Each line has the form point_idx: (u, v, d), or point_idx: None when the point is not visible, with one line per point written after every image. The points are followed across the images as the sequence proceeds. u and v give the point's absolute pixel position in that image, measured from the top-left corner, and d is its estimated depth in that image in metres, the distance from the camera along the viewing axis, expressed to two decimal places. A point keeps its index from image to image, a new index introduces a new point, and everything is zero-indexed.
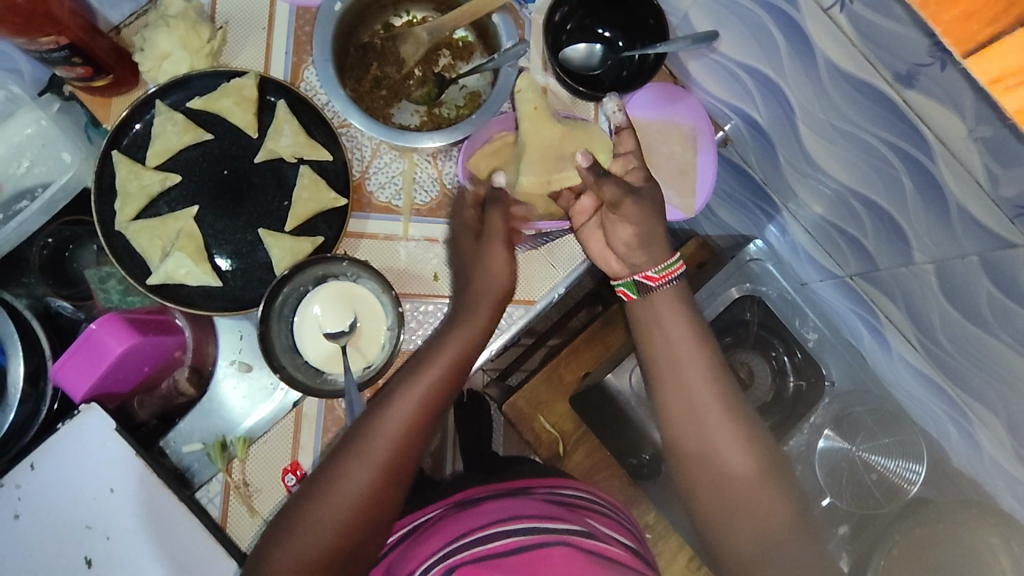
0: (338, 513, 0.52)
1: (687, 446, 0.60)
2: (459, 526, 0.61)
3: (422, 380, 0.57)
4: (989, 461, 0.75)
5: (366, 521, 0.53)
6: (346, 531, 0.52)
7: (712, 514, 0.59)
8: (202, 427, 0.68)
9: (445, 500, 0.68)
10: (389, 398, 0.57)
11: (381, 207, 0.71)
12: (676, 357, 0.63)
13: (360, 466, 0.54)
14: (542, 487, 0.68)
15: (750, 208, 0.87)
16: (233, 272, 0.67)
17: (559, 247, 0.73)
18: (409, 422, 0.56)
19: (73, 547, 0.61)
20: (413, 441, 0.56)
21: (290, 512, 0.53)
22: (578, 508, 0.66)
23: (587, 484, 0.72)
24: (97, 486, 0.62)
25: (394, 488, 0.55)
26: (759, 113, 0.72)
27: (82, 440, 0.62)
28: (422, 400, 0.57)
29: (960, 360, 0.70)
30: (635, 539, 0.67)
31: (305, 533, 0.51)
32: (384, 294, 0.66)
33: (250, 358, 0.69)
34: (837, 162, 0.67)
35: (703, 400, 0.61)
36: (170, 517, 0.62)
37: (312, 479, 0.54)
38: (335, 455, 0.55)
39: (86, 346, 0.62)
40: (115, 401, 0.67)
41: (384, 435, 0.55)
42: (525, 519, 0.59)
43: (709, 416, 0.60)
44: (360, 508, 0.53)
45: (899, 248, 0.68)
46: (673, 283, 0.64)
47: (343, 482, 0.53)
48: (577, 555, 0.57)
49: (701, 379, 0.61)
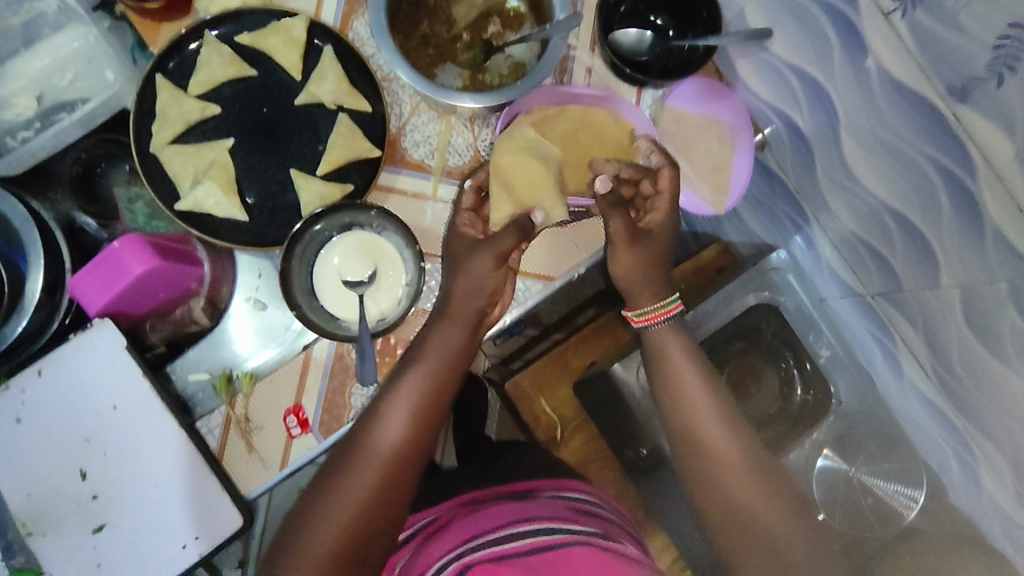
0: (358, 499, 0.58)
1: (699, 471, 0.63)
2: (472, 527, 0.63)
3: (424, 368, 0.62)
4: (988, 500, 0.75)
5: (379, 507, 0.59)
6: (363, 516, 0.58)
7: (728, 539, 0.61)
8: (210, 357, 0.68)
9: (448, 503, 0.73)
10: (390, 395, 0.61)
11: (414, 165, 0.71)
12: (680, 387, 0.66)
13: (374, 454, 0.59)
14: (547, 488, 0.71)
15: (779, 217, 0.88)
16: (260, 209, 0.67)
17: (584, 227, 0.72)
18: (419, 412, 0.61)
19: (71, 458, 0.62)
20: (423, 432, 0.61)
21: (314, 495, 0.59)
22: (587, 511, 0.69)
23: (588, 484, 0.75)
24: (101, 402, 0.62)
25: (406, 474, 0.60)
26: (802, 119, 0.72)
27: (93, 353, 0.63)
28: (425, 389, 0.61)
29: (972, 389, 0.69)
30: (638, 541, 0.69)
31: (328, 519, 0.57)
32: (406, 248, 0.66)
33: (267, 297, 0.69)
34: (875, 177, 0.66)
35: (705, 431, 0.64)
36: (170, 442, 0.62)
37: (330, 466, 0.60)
38: (348, 444, 0.60)
39: (106, 262, 0.61)
40: (128, 321, 0.67)
41: (396, 428, 0.60)
42: (538, 520, 0.62)
43: (715, 443, 0.63)
44: (368, 502, 0.58)
45: (927, 270, 0.67)
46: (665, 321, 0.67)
47: (357, 472, 0.58)
48: (602, 554, 0.60)
49: (706, 402, 0.65)
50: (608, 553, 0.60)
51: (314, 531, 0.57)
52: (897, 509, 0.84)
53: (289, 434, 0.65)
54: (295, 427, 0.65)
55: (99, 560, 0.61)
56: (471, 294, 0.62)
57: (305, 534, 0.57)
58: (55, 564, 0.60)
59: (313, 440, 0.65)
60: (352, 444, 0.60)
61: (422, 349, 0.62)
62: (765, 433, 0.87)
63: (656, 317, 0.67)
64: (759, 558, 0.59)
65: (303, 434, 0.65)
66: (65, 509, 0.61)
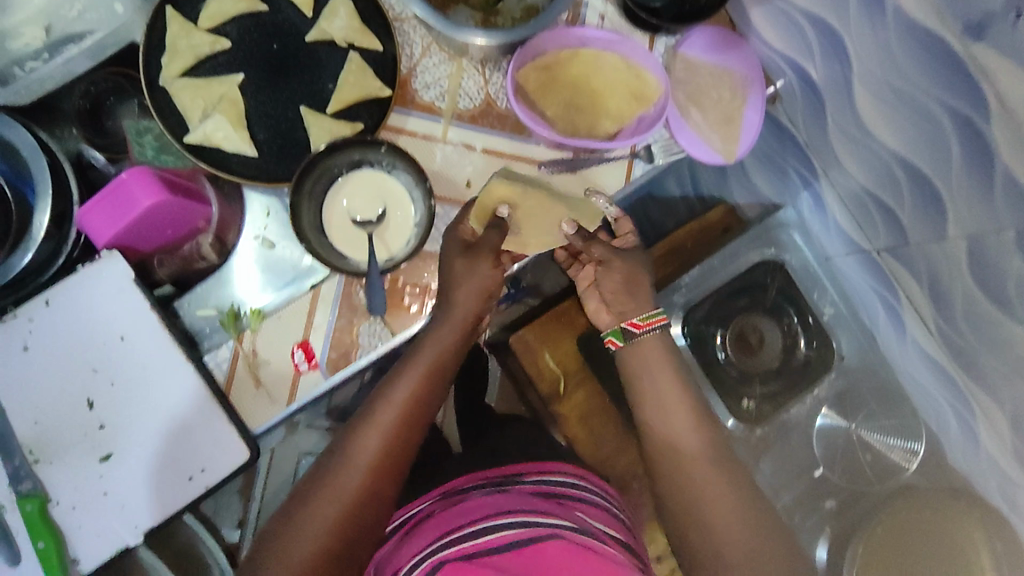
0: (331, 515, 0.60)
1: (671, 470, 0.66)
2: (448, 523, 0.64)
3: (413, 374, 0.64)
4: (985, 457, 0.76)
5: (366, 505, 0.62)
6: (349, 514, 0.61)
7: (697, 537, 0.63)
8: (217, 294, 0.68)
9: (435, 493, 0.71)
10: (379, 401, 0.64)
11: (424, 107, 0.70)
12: (656, 397, 0.69)
13: (351, 472, 0.62)
14: (530, 475, 0.71)
15: (788, 172, 0.88)
16: (269, 146, 0.67)
17: (593, 175, 0.72)
18: (396, 433, 0.63)
19: (78, 387, 0.62)
20: (399, 453, 0.64)
21: (302, 496, 0.62)
22: (570, 502, 0.68)
23: (581, 469, 0.74)
24: (108, 332, 0.63)
25: (381, 494, 0.62)
26: (815, 70, 0.71)
27: (100, 284, 0.63)
28: (414, 395, 0.64)
29: (975, 344, 0.70)
30: (629, 536, 0.68)
31: (303, 533, 0.60)
32: (415, 188, 0.66)
33: (275, 236, 0.69)
34: (887, 127, 0.66)
35: (675, 431, 0.67)
36: (178, 373, 0.63)
37: (310, 484, 0.63)
38: (329, 463, 0.63)
39: (115, 193, 0.61)
40: (135, 256, 0.67)
41: (372, 447, 0.63)
42: (514, 514, 0.61)
43: (685, 447, 0.66)
44: (355, 499, 0.61)
45: (935, 222, 0.67)
46: (656, 330, 0.70)
47: (346, 470, 0.62)
48: (590, 553, 0.59)
49: (678, 406, 0.68)
50: (586, 550, 0.59)
51: (286, 545, 0.59)
52: (897, 463, 0.86)
53: (297, 370, 0.66)
54: (302, 363, 0.66)
55: (105, 489, 0.61)
56: (468, 297, 0.64)
57: (278, 549, 0.59)
58: (63, 490, 0.61)
59: (320, 376, 0.66)
60: (331, 462, 0.63)
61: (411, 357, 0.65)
62: (766, 387, 0.88)
63: (647, 325, 0.70)
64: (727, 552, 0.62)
65: (311, 370, 0.66)
66: (72, 437, 0.61)
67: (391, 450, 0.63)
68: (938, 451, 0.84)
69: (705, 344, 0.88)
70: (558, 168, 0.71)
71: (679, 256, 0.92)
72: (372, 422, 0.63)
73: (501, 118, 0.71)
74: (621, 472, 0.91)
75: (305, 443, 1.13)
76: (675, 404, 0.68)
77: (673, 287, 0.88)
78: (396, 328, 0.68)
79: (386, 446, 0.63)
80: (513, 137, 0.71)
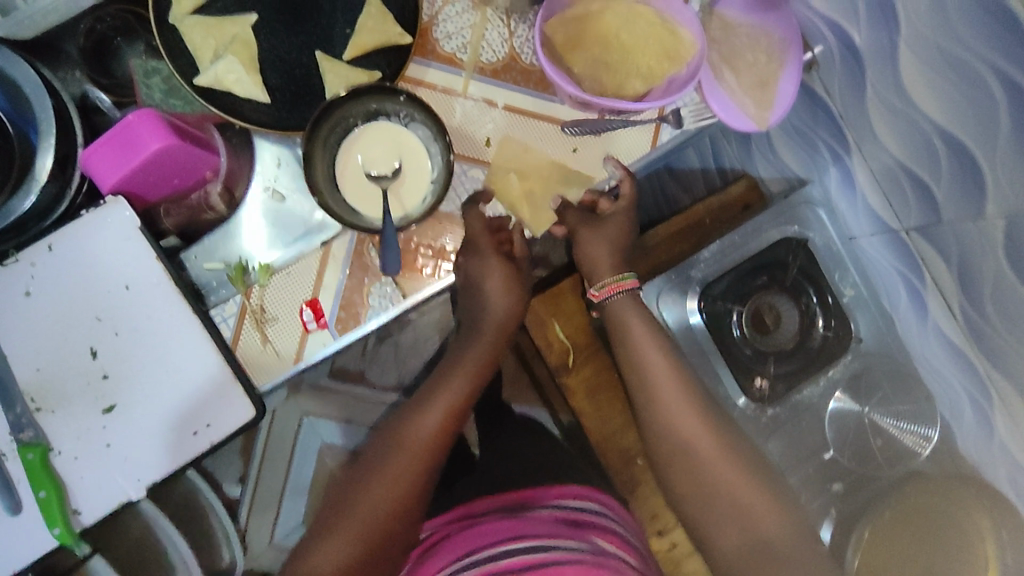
0: (381, 509, 0.64)
1: (671, 451, 0.72)
2: (474, 541, 0.75)
3: (454, 386, 0.70)
4: (998, 446, 0.75)
5: (411, 499, 0.65)
6: (396, 508, 0.64)
7: (701, 507, 0.70)
8: (225, 248, 0.65)
9: (444, 517, 0.82)
10: (424, 407, 0.69)
11: (445, 58, 0.67)
12: (651, 381, 0.74)
13: (396, 470, 0.65)
14: (550, 500, 0.81)
15: (816, 146, 0.85)
16: (282, 92, 0.64)
17: (620, 137, 0.70)
18: (441, 431, 0.68)
19: (80, 336, 0.60)
20: (445, 444, 0.69)
21: (351, 490, 0.65)
22: (586, 526, 0.76)
23: (604, 498, 0.82)
24: (113, 281, 0.61)
25: (419, 491, 0.66)
26: (859, 35, 0.68)
27: (104, 230, 0.60)
28: (457, 402, 0.70)
29: (1001, 331, 0.68)
30: (637, 553, 0.75)
31: (352, 520, 0.63)
32: (434, 142, 0.63)
33: (285, 189, 0.66)
34: (931, 96, 0.62)
35: (678, 425, 0.72)
36: (185, 326, 0.61)
37: (352, 483, 0.66)
38: (372, 462, 0.67)
39: (121, 135, 0.58)
40: (141, 205, 0.64)
41: (418, 444, 0.67)
42: (532, 537, 0.72)
43: (694, 436, 0.72)
44: (402, 493, 0.65)
45: (972, 199, 0.64)
46: (625, 292, 0.75)
47: (394, 463, 0.66)
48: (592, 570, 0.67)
49: (672, 393, 0.73)
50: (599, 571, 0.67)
51: (335, 541, 0.62)
52: (910, 449, 0.84)
53: (305, 328, 0.64)
54: (310, 322, 0.64)
55: (108, 441, 0.60)
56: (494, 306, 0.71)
57: (325, 540, 0.62)
58: (65, 440, 0.59)
59: (328, 335, 0.65)
60: (375, 461, 0.66)
61: (451, 369, 0.71)
62: (779, 367, 0.85)
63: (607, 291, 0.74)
64: (728, 517, 0.69)
65: (319, 329, 0.64)
66: (75, 386, 0.60)
67: (433, 451, 0.68)
68: (950, 440, 0.82)
69: (721, 321, 0.85)
70: (583, 130, 0.69)
71: (696, 231, 0.91)
72: (419, 422, 0.68)
73: (525, 73, 0.68)
74: (625, 446, 0.90)
75: (310, 401, 1.12)
76: (677, 401, 0.73)
77: (690, 263, 0.86)
78: (407, 290, 0.67)
79: (431, 441, 0.68)
80: (537, 93, 0.69)
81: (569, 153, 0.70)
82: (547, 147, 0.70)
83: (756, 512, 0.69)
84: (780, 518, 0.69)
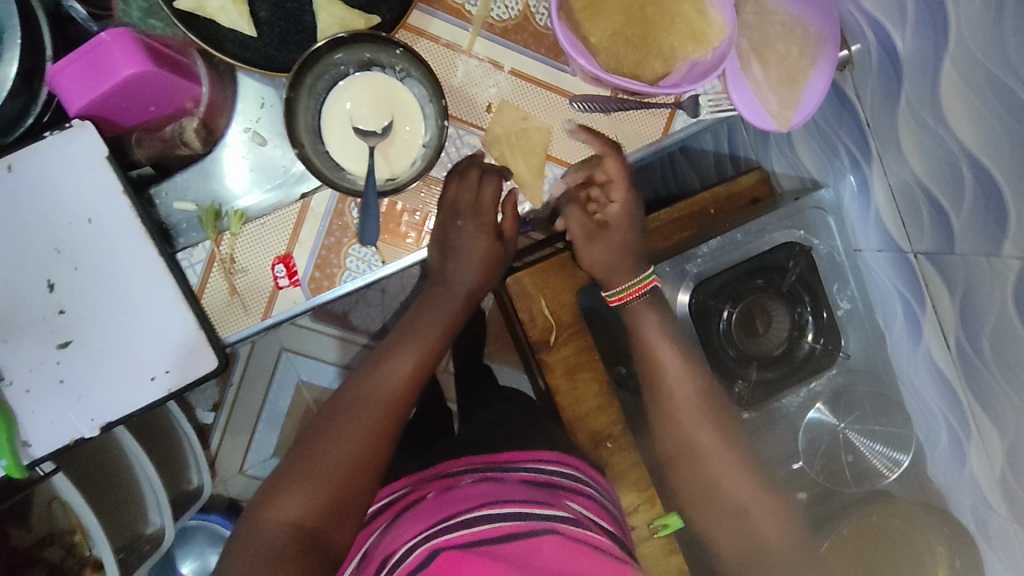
0: (342, 466, 0.59)
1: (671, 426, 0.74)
2: (441, 509, 0.60)
3: (420, 342, 0.67)
4: (967, 478, 0.76)
5: (373, 454, 0.61)
6: (355, 466, 0.60)
7: (686, 480, 0.74)
8: (198, 187, 0.62)
9: (418, 476, 0.70)
10: (384, 360, 0.66)
11: (452, 9, 0.62)
12: (653, 354, 0.74)
13: (365, 417, 0.62)
14: (524, 464, 0.68)
15: (837, 151, 0.79)
16: (271, 27, 0.59)
17: (630, 120, 0.66)
18: (406, 385, 0.65)
19: (37, 266, 0.57)
20: (404, 404, 0.64)
21: (311, 443, 0.61)
22: (563, 491, 0.65)
23: (584, 465, 0.71)
24: (75, 213, 0.57)
25: (379, 449, 0.61)
26: (902, 41, 0.62)
27: (67, 156, 0.57)
28: (420, 358, 0.66)
29: (994, 372, 0.67)
30: (616, 524, 0.66)
31: (311, 474, 0.58)
32: (430, 102, 0.59)
33: (268, 133, 0.62)
34: (969, 119, 0.58)
35: (672, 399, 0.74)
36: (148, 268, 0.58)
37: (318, 426, 0.62)
38: (341, 408, 0.62)
39: (93, 54, 0.53)
40: (112, 131, 0.60)
41: (391, 389, 0.64)
42: (513, 503, 0.58)
43: (680, 416, 0.74)
44: (367, 449, 0.60)
45: (990, 235, 0.61)
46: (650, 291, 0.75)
47: (356, 417, 0.62)
48: (567, 544, 0.54)
49: (672, 359, 0.74)
50: (578, 544, 0.55)
51: (299, 488, 0.57)
52: (877, 470, 0.82)
53: (277, 285, 0.62)
54: (282, 278, 0.62)
55: (61, 377, 0.58)
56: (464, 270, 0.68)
57: (283, 495, 0.57)
58: (15, 371, 0.57)
59: (300, 294, 0.62)
60: (343, 407, 0.62)
61: (419, 320, 0.68)
62: (763, 374, 0.81)
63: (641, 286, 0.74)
64: (707, 491, 0.73)
65: (290, 286, 0.62)
66: (29, 318, 0.57)
67: (404, 397, 0.64)
68: (919, 465, 0.82)
69: (709, 320, 0.81)
70: (594, 108, 0.65)
71: (699, 220, 0.86)
72: (379, 374, 0.65)
73: (537, 36, 0.64)
74: (598, 430, 0.85)
75: (285, 339, 1.11)
76: (667, 386, 0.74)
77: (688, 257, 0.81)
78: (387, 257, 0.64)
79: (399, 393, 0.64)
80: (549, 61, 0.64)
81: (575, 131, 0.66)
82: (551, 120, 0.65)
83: (736, 507, 0.72)
84: (760, 496, 0.72)
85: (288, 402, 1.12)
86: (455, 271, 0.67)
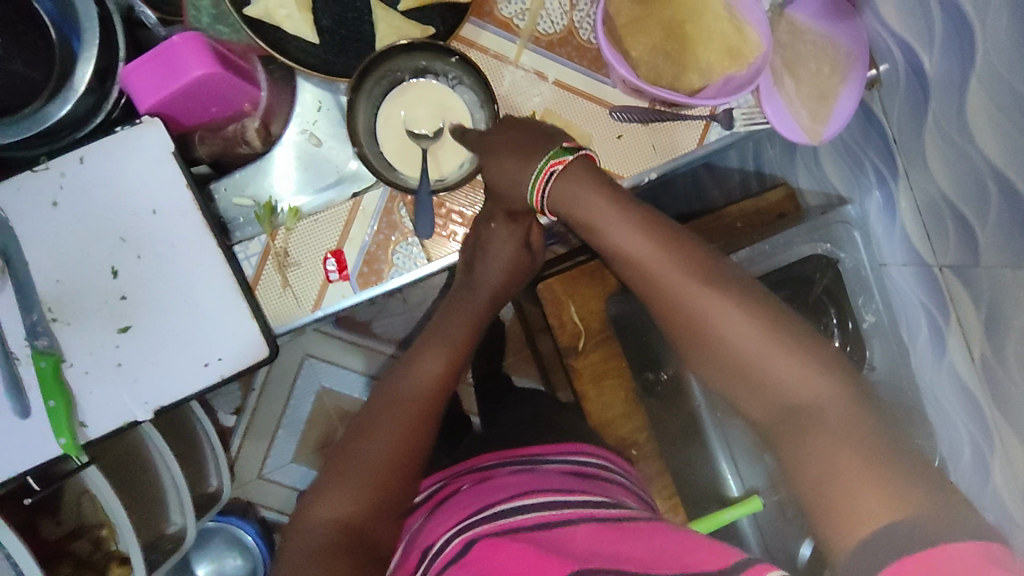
0: (379, 464, 0.60)
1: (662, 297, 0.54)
2: (479, 501, 0.61)
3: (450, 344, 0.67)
4: (991, 494, 0.76)
5: (408, 456, 0.61)
6: (393, 465, 0.60)
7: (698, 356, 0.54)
8: (256, 184, 0.65)
9: (454, 469, 0.72)
10: (415, 360, 0.66)
11: (501, 23, 0.66)
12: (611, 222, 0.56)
13: (398, 416, 0.62)
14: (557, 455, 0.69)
15: (864, 166, 0.83)
16: (332, 35, 0.62)
17: (666, 131, 0.68)
18: (438, 386, 0.65)
19: (103, 253, 0.60)
20: (436, 407, 0.64)
21: (352, 438, 0.62)
22: (597, 481, 0.66)
23: (613, 459, 0.72)
24: (139, 204, 0.60)
25: (418, 446, 0.62)
26: (930, 60, 0.66)
27: (137, 151, 0.60)
28: (449, 362, 0.66)
29: (1017, 383, 0.68)
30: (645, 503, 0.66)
31: (351, 472, 0.59)
32: (481, 108, 0.63)
33: (323, 135, 0.65)
34: (994, 135, 0.61)
35: (656, 262, 0.54)
36: (205, 258, 0.61)
37: (353, 429, 0.63)
38: (376, 410, 0.63)
39: (164, 56, 0.56)
40: (176, 129, 0.63)
41: (424, 390, 0.64)
42: (549, 493, 0.59)
43: (667, 274, 0.53)
44: (406, 447, 0.61)
45: (1015, 245, 0.63)
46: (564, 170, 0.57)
47: (390, 417, 0.62)
48: (604, 527, 0.54)
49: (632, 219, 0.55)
50: (614, 526, 0.55)
51: (340, 488, 0.59)
52: None
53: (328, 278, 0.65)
54: (332, 270, 0.65)
55: (119, 360, 0.60)
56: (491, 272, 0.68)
57: (325, 493, 0.59)
58: (76, 353, 0.60)
59: (349, 287, 0.65)
60: (381, 404, 0.64)
61: (451, 314, 0.68)
62: None
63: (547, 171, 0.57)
64: (722, 365, 0.52)
65: (341, 280, 0.65)
66: (93, 302, 0.60)
67: (437, 394, 0.65)
68: None
69: None
70: (631, 119, 0.68)
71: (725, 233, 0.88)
72: (411, 373, 0.65)
73: (580, 50, 0.67)
74: (623, 436, 0.85)
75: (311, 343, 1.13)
76: (647, 263, 0.55)
77: None
78: (433, 255, 0.68)
79: (431, 394, 0.64)
80: (591, 73, 0.67)
81: (613, 139, 0.68)
82: (592, 129, 0.68)
83: (837, 463, 0.44)
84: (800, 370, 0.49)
85: (311, 407, 1.14)
86: (483, 273, 0.67)
